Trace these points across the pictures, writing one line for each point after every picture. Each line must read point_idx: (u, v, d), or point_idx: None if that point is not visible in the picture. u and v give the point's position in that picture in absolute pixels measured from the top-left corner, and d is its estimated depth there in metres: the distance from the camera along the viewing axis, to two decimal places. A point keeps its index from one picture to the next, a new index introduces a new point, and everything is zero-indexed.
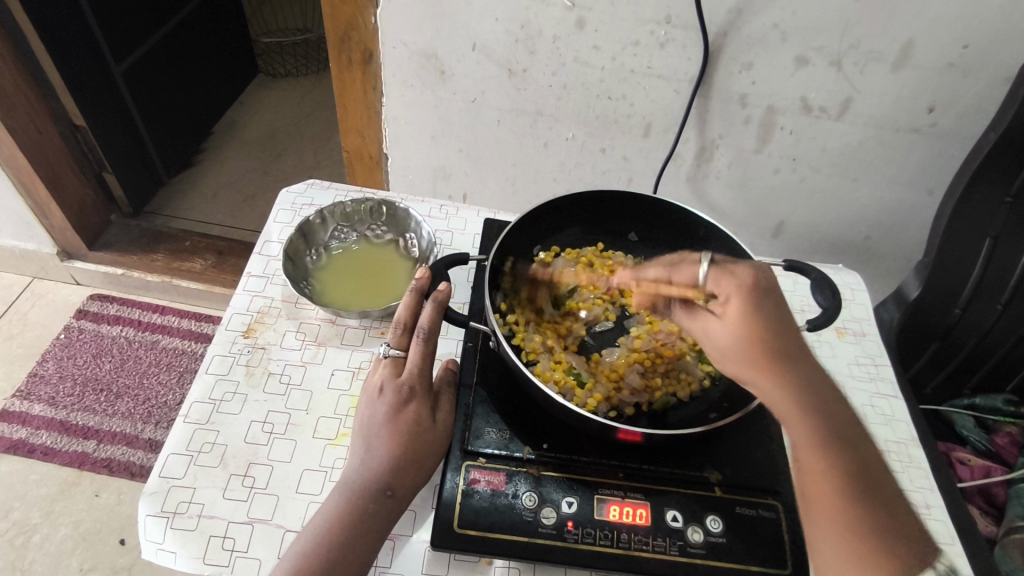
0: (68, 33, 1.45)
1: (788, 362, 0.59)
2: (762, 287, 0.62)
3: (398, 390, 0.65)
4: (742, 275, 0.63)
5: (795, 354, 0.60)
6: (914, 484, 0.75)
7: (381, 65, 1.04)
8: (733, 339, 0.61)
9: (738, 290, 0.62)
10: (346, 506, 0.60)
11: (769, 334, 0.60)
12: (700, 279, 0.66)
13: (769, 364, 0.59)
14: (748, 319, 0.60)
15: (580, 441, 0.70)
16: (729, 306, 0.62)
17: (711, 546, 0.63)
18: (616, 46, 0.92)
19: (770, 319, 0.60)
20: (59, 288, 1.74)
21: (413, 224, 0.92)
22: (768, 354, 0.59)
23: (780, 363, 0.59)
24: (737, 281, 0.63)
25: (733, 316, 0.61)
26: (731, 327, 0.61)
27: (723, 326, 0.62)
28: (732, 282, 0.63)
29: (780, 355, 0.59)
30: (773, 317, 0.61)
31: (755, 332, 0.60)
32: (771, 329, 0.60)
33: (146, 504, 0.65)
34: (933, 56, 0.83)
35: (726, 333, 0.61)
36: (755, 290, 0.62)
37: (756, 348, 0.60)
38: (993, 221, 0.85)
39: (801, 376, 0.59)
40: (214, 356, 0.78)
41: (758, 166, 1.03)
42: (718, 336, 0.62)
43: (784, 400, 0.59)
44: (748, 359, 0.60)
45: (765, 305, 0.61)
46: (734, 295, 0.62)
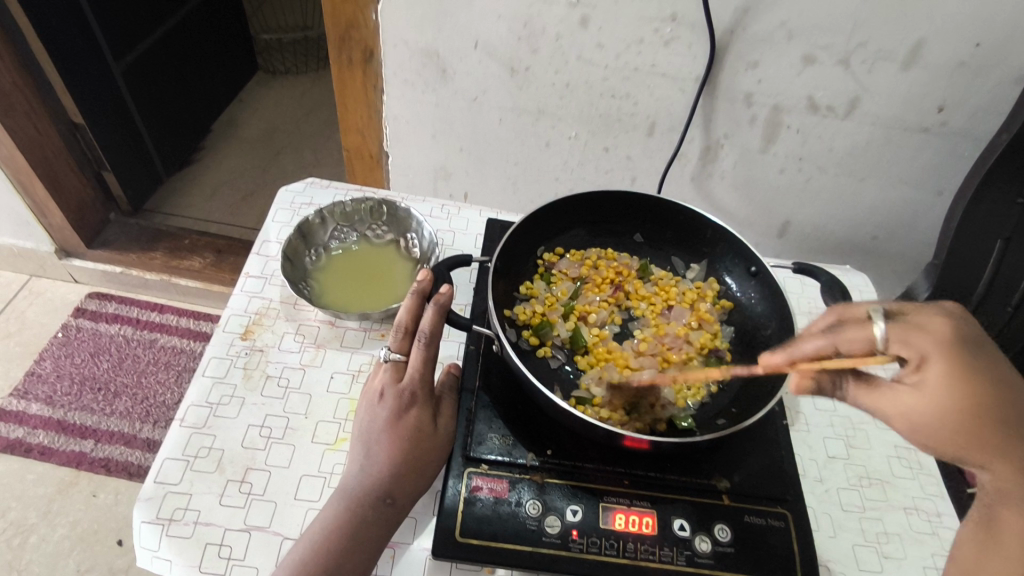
0: (67, 31, 1.43)
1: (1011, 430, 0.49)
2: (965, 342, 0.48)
3: (399, 396, 0.64)
4: (935, 329, 0.49)
5: (1019, 420, 0.49)
6: (926, 492, 0.72)
7: (381, 63, 1.02)
8: (944, 418, 0.48)
9: (941, 354, 0.48)
10: (345, 514, 0.59)
11: (989, 406, 0.48)
12: (880, 344, 0.49)
13: (984, 438, 0.49)
14: (960, 393, 0.47)
15: (584, 448, 0.68)
16: (932, 376, 0.48)
17: (719, 556, 0.62)
18: (620, 44, 0.90)
19: (988, 384, 0.48)
20: (56, 287, 1.73)
21: (414, 224, 0.90)
22: (990, 429, 0.48)
23: (1002, 431, 0.49)
24: (936, 340, 0.48)
25: (941, 390, 0.48)
26: (941, 404, 0.48)
27: (927, 403, 0.48)
28: (931, 342, 0.48)
29: (1000, 425, 0.48)
30: (990, 379, 0.48)
31: (972, 407, 0.47)
32: (991, 398, 0.48)
33: (141, 511, 0.63)
34: (944, 55, 0.82)
35: (931, 412, 0.48)
36: (959, 349, 0.48)
37: (977, 425, 0.48)
38: (1005, 222, 0.83)
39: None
40: (211, 359, 0.76)
41: (764, 166, 1.01)
42: (919, 417, 0.49)
43: (1007, 476, 0.50)
44: (964, 435, 0.48)
45: (979, 367, 0.48)
46: (939, 362, 0.48)
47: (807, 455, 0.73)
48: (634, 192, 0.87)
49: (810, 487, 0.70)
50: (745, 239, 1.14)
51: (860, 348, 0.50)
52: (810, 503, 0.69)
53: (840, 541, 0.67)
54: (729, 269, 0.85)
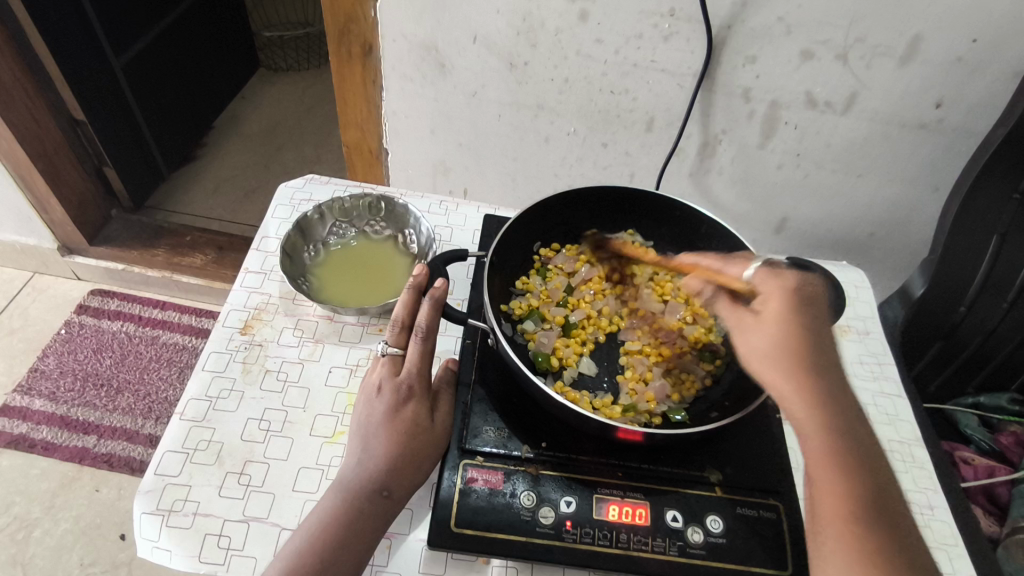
0: (67, 26, 1.44)
1: (818, 370, 0.62)
2: (804, 294, 0.66)
3: (396, 389, 0.65)
4: (785, 278, 0.68)
5: (827, 363, 0.62)
6: (917, 485, 0.74)
7: (381, 58, 1.03)
8: (769, 332, 0.64)
9: (780, 292, 0.66)
10: (342, 505, 0.59)
11: (805, 338, 0.63)
12: (748, 276, 0.70)
13: (792, 365, 0.61)
14: (786, 318, 0.64)
15: (579, 441, 0.69)
16: (768, 306, 0.66)
17: (712, 547, 0.63)
18: (618, 39, 0.90)
19: (809, 323, 0.64)
20: (59, 283, 1.74)
21: (412, 219, 0.91)
22: (799, 358, 0.62)
23: (808, 366, 0.61)
24: (779, 283, 0.67)
25: (772, 313, 0.65)
26: (769, 324, 0.65)
27: (759, 320, 0.66)
28: (776, 284, 0.68)
29: (808, 358, 0.62)
30: (813, 323, 0.64)
31: (792, 331, 0.63)
32: (807, 333, 0.63)
33: (142, 502, 0.64)
34: (941, 50, 0.82)
35: (764, 327, 0.65)
36: (795, 294, 0.66)
37: (792, 347, 0.62)
38: (1000, 217, 0.84)
39: (825, 381, 0.61)
40: (211, 353, 0.77)
41: (761, 162, 1.02)
42: (754, 330, 0.66)
43: (802, 403, 0.60)
44: (781, 354, 0.62)
45: (805, 310, 0.65)
46: (777, 295, 0.66)
47: (800, 448, 0.74)
48: (628, 187, 0.87)
49: (803, 480, 0.71)
50: (742, 235, 1.15)
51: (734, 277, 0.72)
52: (802, 496, 0.70)
53: None
54: None
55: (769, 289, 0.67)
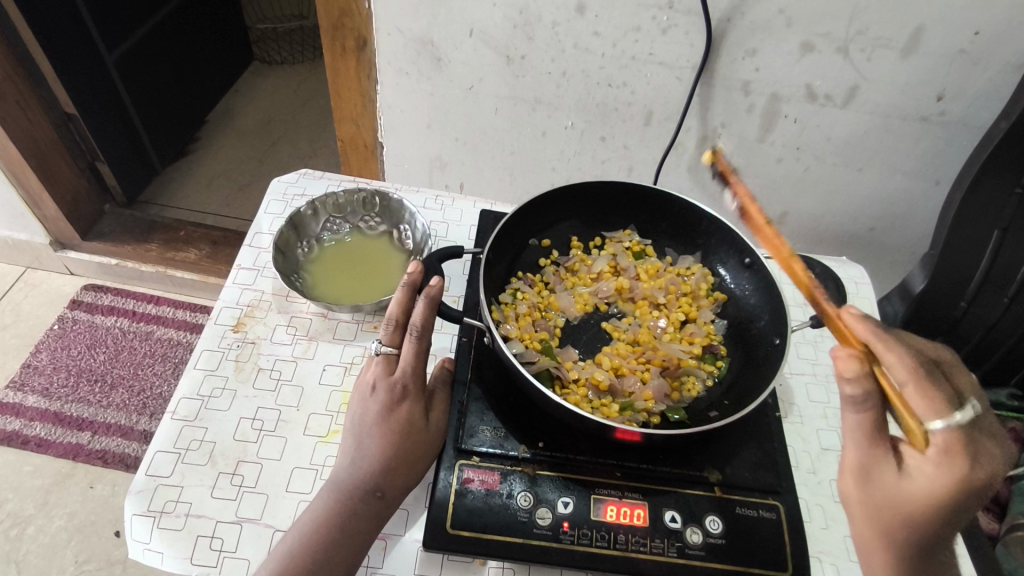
0: (58, 20, 1.42)
1: (924, 545, 0.53)
2: (976, 491, 0.49)
3: (390, 389, 0.63)
4: (972, 471, 0.49)
5: (934, 540, 0.53)
6: None
7: (376, 51, 1.01)
8: (892, 500, 0.52)
9: (949, 480, 0.49)
10: (335, 507, 0.58)
11: (931, 527, 0.52)
12: (932, 428, 0.50)
13: (895, 534, 0.53)
14: (924, 503, 0.50)
15: (576, 440, 0.68)
16: (920, 478, 0.51)
17: (710, 547, 0.62)
18: (616, 31, 0.89)
19: (951, 519, 0.51)
20: (52, 278, 1.72)
21: (407, 215, 0.90)
22: (904, 533, 0.53)
23: (913, 542, 0.53)
24: (960, 469, 0.49)
25: (918, 492, 0.51)
26: (897, 495, 0.52)
27: (897, 485, 0.52)
28: (958, 468, 0.49)
29: (917, 534, 0.53)
30: (956, 518, 0.51)
31: (916, 512, 0.51)
32: (937, 524, 0.51)
33: (133, 503, 0.63)
34: (943, 43, 0.81)
35: (888, 493, 0.52)
36: (966, 491, 0.49)
37: (904, 524, 0.52)
38: (1001, 212, 0.82)
39: (923, 551, 0.54)
40: (202, 351, 0.76)
41: (761, 156, 1.01)
42: (879, 488, 0.53)
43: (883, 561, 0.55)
44: (883, 517, 0.53)
45: (958, 504, 0.50)
46: (938, 479, 0.49)
47: (800, 447, 0.73)
48: (627, 182, 0.86)
49: (804, 480, 0.70)
50: (742, 230, 1.14)
51: (918, 420, 0.51)
52: (802, 495, 0.70)
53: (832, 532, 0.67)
54: (723, 261, 0.85)
55: (936, 464, 0.50)
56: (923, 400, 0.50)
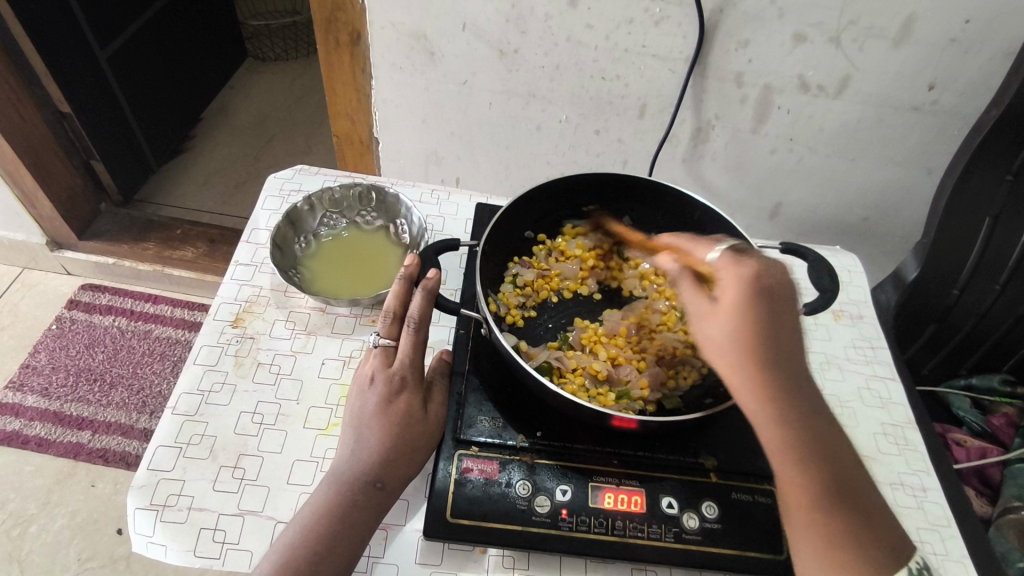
0: (50, 18, 1.41)
1: (775, 360, 0.55)
2: (764, 283, 0.57)
3: (389, 380, 0.64)
4: (747, 264, 0.58)
5: (784, 363, 0.55)
6: (911, 467, 0.75)
7: (369, 46, 1.02)
8: (725, 330, 0.56)
9: (742, 283, 0.57)
10: (336, 497, 0.59)
11: (762, 337, 0.55)
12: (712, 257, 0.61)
13: (747, 358, 0.55)
14: (742, 314, 0.56)
15: (573, 429, 0.69)
16: (726, 292, 0.58)
17: (707, 532, 0.63)
18: (610, 24, 0.89)
19: (766, 317, 0.56)
20: (49, 279, 1.72)
21: (403, 209, 0.90)
22: (753, 350, 0.55)
23: (764, 359, 0.55)
24: (741, 270, 0.58)
25: (729, 304, 0.57)
26: (722, 317, 0.57)
27: (716, 309, 0.58)
28: (738, 269, 0.58)
29: (768, 359, 0.55)
30: (773, 315, 0.56)
31: (745, 331, 0.56)
32: (761, 328, 0.56)
33: (136, 497, 0.64)
34: (933, 31, 0.81)
35: (717, 326, 0.57)
36: (758, 284, 0.57)
37: (749, 350, 0.55)
38: (992, 200, 0.83)
39: (788, 381, 0.55)
40: (202, 347, 0.77)
41: (754, 147, 1.01)
42: (709, 318, 0.58)
43: (766, 407, 0.55)
44: (734, 356, 0.56)
45: (762, 302, 0.56)
46: (734, 284, 0.57)
47: None
48: (620, 173, 0.85)
49: None
50: (736, 221, 1.15)
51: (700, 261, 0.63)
52: None
53: None
54: None
55: (728, 275, 0.58)
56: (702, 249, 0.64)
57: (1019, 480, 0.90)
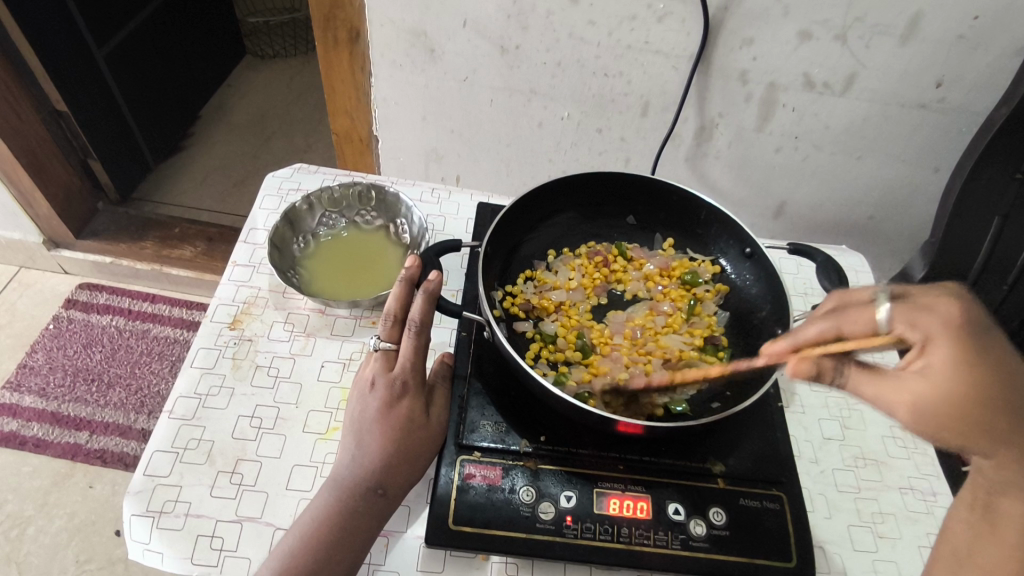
0: (46, 16, 1.40)
1: (1007, 408, 0.48)
2: (972, 325, 0.48)
3: (390, 385, 0.63)
4: (941, 310, 0.49)
5: (1022, 408, 0.49)
6: (921, 471, 0.72)
7: (369, 43, 1.00)
8: (949, 398, 0.47)
9: (948, 335, 0.48)
10: (336, 504, 0.58)
11: (993, 389, 0.48)
12: (882, 322, 0.50)
13: (983, 416, 0.48)
14: (961, 373, 0.47)
15: (578, 433, 0.68)
16: (934, 356, 0.48)
17: (714, 539, 0.62)
18: (612, 20, 0.88)
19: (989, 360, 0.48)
20: (46, 278, 1.71)
21: (404, 208, 0.88)
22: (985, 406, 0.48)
23: (997, 409, 0.48)
24: (939, 319, 0.48)
25: (943, 366, 0.47)
26: (943, 382, 0.47)
27: (928, 378, 0.48)
28: (935, 322, 0.48)
29: (1003, 408, 0.48)
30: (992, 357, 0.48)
31: (976, 388, 0.47)
32: (991, 378, 0.47)
33: (132, 504, 0.63)
34: (941, 28, 0.80)
35: (930, 392, 0.48)
36: (966, 331, 0.48)
37: (984, 405, 0.48)
38: (1002, 199, 0.82)
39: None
40: (199, 349, 0.75)
41: (759, 145, 1.00)
42: (924, 395, 0.48)
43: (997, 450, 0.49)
44: (961, 417, 0.48)
45: (981, 350, 0.48)
46: (941, 340, 0.48)
47: (802, 436, 0.74)
48: (625, 173, 0.85)
49: (806, 469, 0.71)
50: (741, 219, 1.13)
51: (862, 331, 0.51)
52: (806, 485, 0.70)
53: (835, 522, 0.67)
54: (722, 252, 0.85)
55: (929, 335, 0.48)
56: (856, 314, 0.52)
57: None
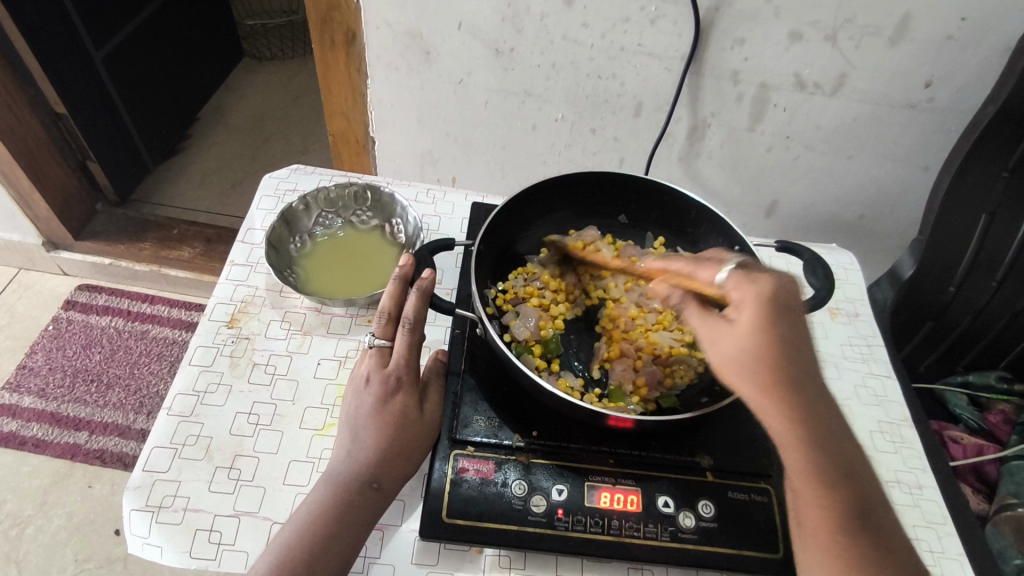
0: (44, 18, 1.41)
1: (794, 383, 0.53)
2: (781, 301, 0.53)
3: (384, 381, 0.64)
4: (762, 282, 0.54)
5: (812, 387, 0.53)
6: (907, 465, 0.75)
7: (365, 45, 1.01)
8: (740, 354, 0.53)
9: (756, 302, 0.53)
10: (331, 497, 0.59)
11: (783, 360, 0.52)
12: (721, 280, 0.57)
13: (771, 382, 0.53)
14: (758, 334, 0.53)
15: (569, 429, 0.69)
16: (742, 315, 0.54)
17: (703, 531, 0.63)
18: (606, 22, 0.89)
19: (785, 334, 0.53)
20: (45, 279, 1.72)
21: (399, 208, 0.90)
22: (772, 373, 0.52)
23: (789, 382, 0.53)
24: (758, 288, 0.54)
25: (746, 325, 0.53)
26: (741, 340, 0.53)
27: (733, 333, 0.54)
28: (752, 289, 0.54)
29: (794, 382, 0.53)
30: (789, 335, 0.53)
31: (768, 351, 0.53)
32: (783, 349, 0.53)
33: (131, 499, 0.64)
34: (929, 28, 0.81)
35: (731, 345, 0.54)
36: (775, 306, 0.53)
37: (769, 370, 0.52)
38: (989, 196, 0.83)
39: (813, 408, 0.53)
40: (197, 347, 0.76)
41: (751, 145, 1.01)
42: (724, 345, 0.55)
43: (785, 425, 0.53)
44: (751, 375, 0.53)
45: (783, 323, 0.53)
46: (750, 304, 0.54)
47: None
48: (617, 173, 0.86)
49: None
50: (733, 219, 1.15)
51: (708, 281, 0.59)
52: None
53: None
54: (713, 249, 0.85)
55: (743, 296, 0.54)
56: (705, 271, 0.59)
57: (1015, 477, 0.90)
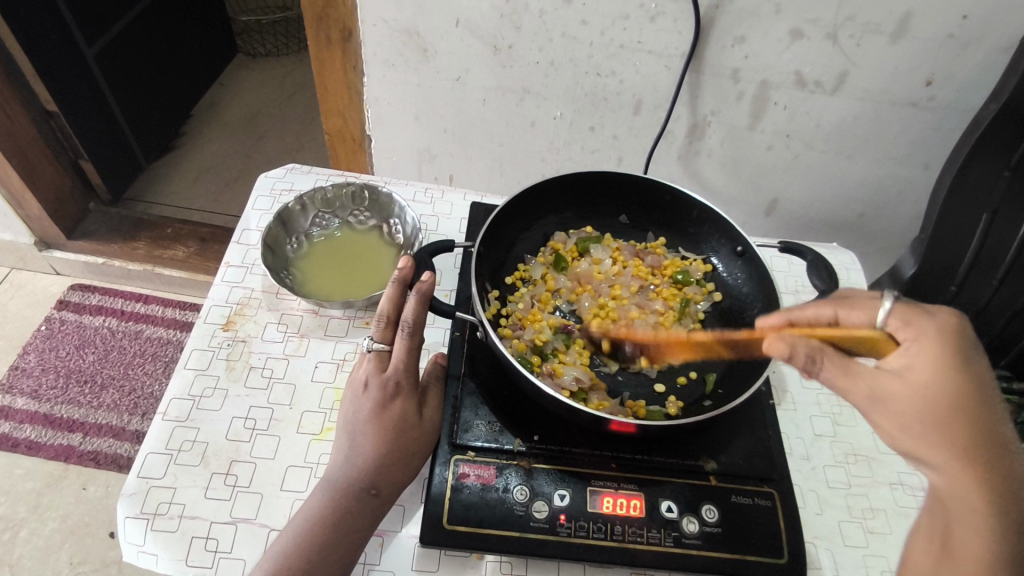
0: (35, 14, 1.39)
1: (978, 438, 0.49)
2: (966, 344, 0.51)
3: (383, 386, 0.63)
4: (940, 318, 0.52)
5: (1005, 447, 0.49)
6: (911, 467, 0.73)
7: (361, 43, 1.00)
8: (911, 397, 0.50)
9: (938, 338, 0.51)
10: (329, 504, 0.58)
11: (965, 410, 0.49)
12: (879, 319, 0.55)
13: (947, 432, 0.49)
14: (941, 375, 0.50)
15: (571, 433, 0.68)
16: (919, 357, 0.51)
17: (706, 536, 0.62)
18: (604, 20, 0.88)
19: (970, 381, 0.50)
20: (37, 279, 1.70)
21: (397, 208, 0.89)
22: (954, 422, 0.49)
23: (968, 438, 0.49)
24: (939, 326, 0.52)
25: (926, 366, 0.51)
26: (920, 381, 0.50)
27: (905, 376, 0.51)
28: (928, 323, 0.52)
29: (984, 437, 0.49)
30: (975, 383, 0.50)
31: (951, 393, 0.49)
32: (964, 397, 0.49)
33: (125, 506, 0.63)
34: (931, 26, 0.80)
35: (909, 384, 0.51)
36: (958, 349, 0.51)
37: (947, 418, 0.49)
38: (991, 194, 0.82)
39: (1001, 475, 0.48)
40: (192, 351, 0.75)
41: (751, 143, 1.00)
42: (894, 387, 0.51)
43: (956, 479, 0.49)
44: (931, 418, 0.49)
45: (973, 364, 0.50)
46: (928, 342, 0.51)
47: (794, 434, 0.74)
48: (617, 171, 0.85)
49: (797, 466, 0.71)
50: (733, 218, 1.14)
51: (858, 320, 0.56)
52: (797, 481, 0.70)
53: (826, 518, 0.68)
54: (715, 250, 0.85)
55: (916, 337, 0.52)
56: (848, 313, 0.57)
57: None
